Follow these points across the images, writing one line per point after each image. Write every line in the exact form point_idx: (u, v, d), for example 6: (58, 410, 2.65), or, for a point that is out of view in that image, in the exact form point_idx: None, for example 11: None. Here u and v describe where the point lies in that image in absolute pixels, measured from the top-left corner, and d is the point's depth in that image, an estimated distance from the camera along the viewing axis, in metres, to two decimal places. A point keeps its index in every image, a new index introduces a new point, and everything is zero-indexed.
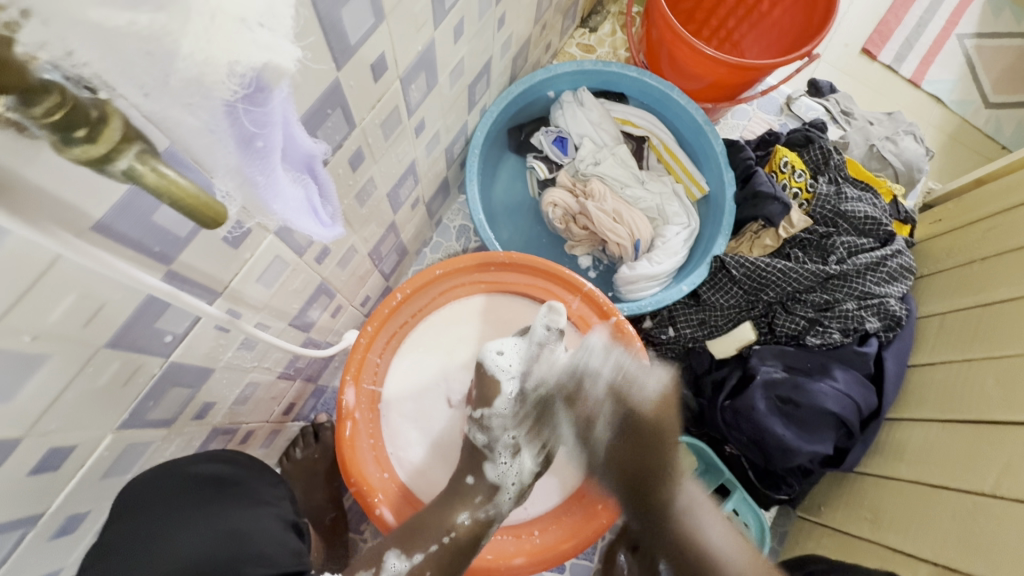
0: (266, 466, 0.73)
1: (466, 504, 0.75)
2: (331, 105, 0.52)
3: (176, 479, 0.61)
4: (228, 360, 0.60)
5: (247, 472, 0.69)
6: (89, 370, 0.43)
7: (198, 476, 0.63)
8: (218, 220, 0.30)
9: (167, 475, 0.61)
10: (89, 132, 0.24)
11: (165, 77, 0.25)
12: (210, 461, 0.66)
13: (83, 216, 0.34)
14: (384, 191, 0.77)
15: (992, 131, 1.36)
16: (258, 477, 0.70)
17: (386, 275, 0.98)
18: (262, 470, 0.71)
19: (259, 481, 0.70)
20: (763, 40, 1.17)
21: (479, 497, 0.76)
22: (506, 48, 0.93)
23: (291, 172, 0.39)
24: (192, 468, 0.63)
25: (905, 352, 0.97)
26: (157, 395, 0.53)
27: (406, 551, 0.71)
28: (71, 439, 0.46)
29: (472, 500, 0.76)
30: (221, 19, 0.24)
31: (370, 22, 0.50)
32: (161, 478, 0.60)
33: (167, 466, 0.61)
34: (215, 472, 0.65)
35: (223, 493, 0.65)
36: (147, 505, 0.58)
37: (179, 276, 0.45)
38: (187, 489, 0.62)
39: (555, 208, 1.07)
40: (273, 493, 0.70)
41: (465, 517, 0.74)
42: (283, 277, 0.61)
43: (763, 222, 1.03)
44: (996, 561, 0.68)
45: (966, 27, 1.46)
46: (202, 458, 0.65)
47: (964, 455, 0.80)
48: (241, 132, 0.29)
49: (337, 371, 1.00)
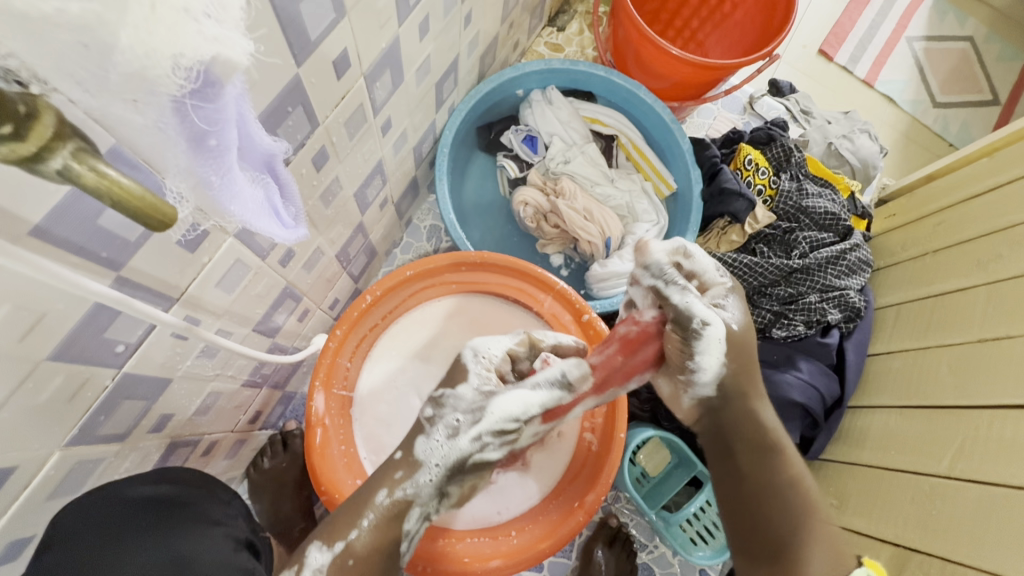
0: (216, 485, 0.68)
1: (388, 482, 0.62)
2: (291, 102, 0.50)
3: (113, 505, 0.56)
4: (187, 369, 0.58)
5: (197, 492, 0.64)
6: (29, 385, 0.40)
7: (138, 499, 0.59)
8: (167, 222, 0.28)
9: (108, 501, 0.56)
10: (16, 128, 0.22)
11: (104, 74, 0.23)
12: (157, 482, 0.61)
13: (19, 221, 0.32)
14: (350, 191, 0.75)
15: (941, 129, 1.43)
16: (207, 497, 0.65)
17: (355, 277, 0.95)
18: (213, 490, 0.67)
19: (209, 501, 0.65)
20: (726, 41, 1.20)
21: (401, 474, 0.62)
22: (474, 46, 0.92)
23: (250, 171, 0.38)
24: (134, 490, 0.59)
25: (864, 343, 1.01)
26: (108, 409, 0.50)
27: (328, 540, 0.60)
28: (11, 459, 0.43)
29: (394, 477, 0.62)
30: (162, 9, 0.23)
31: (330, 17, 0.48)
32: (98, 504, 0.56)
33: (111, 488, 0.57)
34: (159, 492, 0.60)
35: (171, 513, 0.60)
36: (83, 532, 0.53)
37: (129, 283, 0.43)
38: (127, 515, 0.57)
39: (526, 207, 1.06)
40: (223, 512, 0.65)
41: (383, 497, 0.62)
42: (244, 281, 0.58)
43: (729, 219, 1.06)
44: (955, 539, 0.72)
45: (915, 30, 1.53)
46: (144, 479, 0.61)
47: (922, 440, 0.83)
48: (191, 131, 0.28)
49: (305, 377, 0.97)
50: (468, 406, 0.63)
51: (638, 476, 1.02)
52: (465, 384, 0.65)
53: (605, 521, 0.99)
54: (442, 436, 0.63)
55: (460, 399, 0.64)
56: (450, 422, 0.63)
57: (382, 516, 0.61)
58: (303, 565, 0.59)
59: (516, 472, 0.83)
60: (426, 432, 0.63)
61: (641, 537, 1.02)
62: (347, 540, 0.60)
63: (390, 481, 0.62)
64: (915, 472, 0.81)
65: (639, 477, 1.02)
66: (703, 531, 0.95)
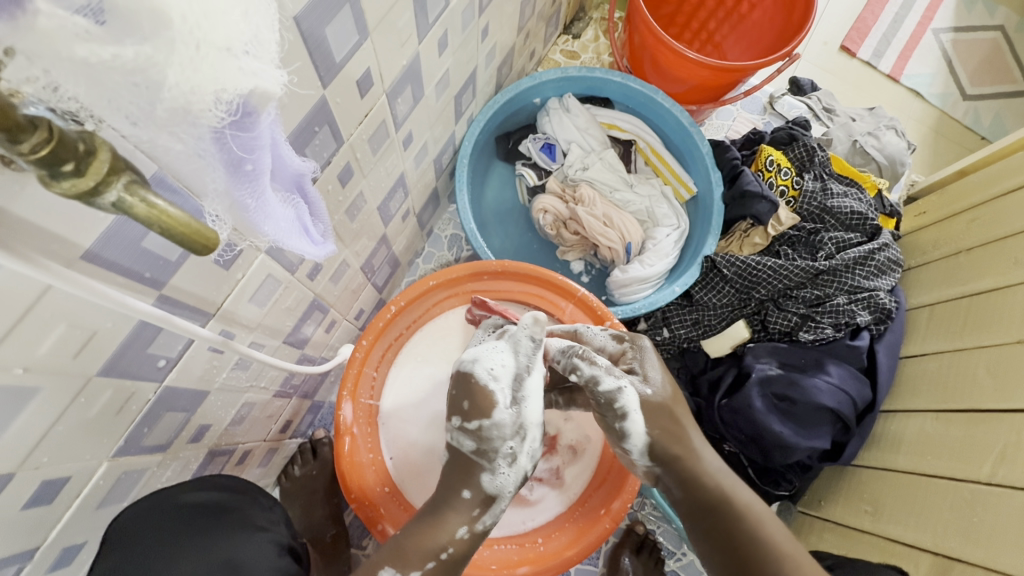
0: (259, 491, 0.71)
1: (466, 519, 0.63)
2: (318, 122, 0.52)
3: (170, 509, 0.60)
4: (223, 381, 0.60)
5: (243, 499, 0.67)
6: (81, 401, 0.42)
7: (189, 505, 0.62)
8: (209, 246, 0.29)
9: (161, 504, 0.59)
10: (77, 165, 0.24)
11: (151, 108, 0.25)
12: (205, 488, 0.65)
13: (71, 246, 0.34)
14: (374, 205, 0.77)
15: (971, 122, 1.39)
16: (250, 503, 0.68)
17: (379, 287, 0.98)
18: (255, 496, 0.70)
19: (253, 507, 0.68)
20: (743, 41, 1.19)
21: (478, 508, 0.64)
22: (491, 58, 0.93)
23: (281, 193, 0.39)
24: (187, 496, 0.62)
25: (897, 344, 0.98)
26: (151, 421, 0.52)
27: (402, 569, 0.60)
28: (63, 470, 0.45)
29: (472, 514, 0.63)
30: (206, 49, 0.24)
31: (354, 39, 0.50)
32: (155, 508, 0.59)
33: (163, 494, 0.60)
34: (208, 499, 0.64)
35: (216, 520, 0.63)
36: (143, 534, 0.57)
37: (170, 300, 0.45)
38: (181, 519, 0.60)
39: (546, 214, 1.07)
40: (268, 518, 0.68)
41: (463, 530, 0.62)
42: (275, 295, 0.61)
43: (751, 221, 1.04)
44: (997, 547, 0.69)
45: (941, 22, 1.49)
46: (198, 485, 0.64)
47: (962, 444, 0.80)
48: (229, 157, 0.29)
49: (332, 387, 0.99)
50: (513, 429, 0.63)
51: None
52: (500, 408, 0.63)
53: (631, 528, 0.99)
54: (504, 466, 0.63)
55: (503, 426, 0.63)
56: (506, 451, 0.63)
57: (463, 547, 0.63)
58: None
59: (550, 486, 0.83)
60: (489, 469, 0.64)
61: (669, 544, 1.01)
62: (425, 568, 0.61)
63: (468, 518, 0.63)
64: (955, 480, 0.78)
65: None
66: None
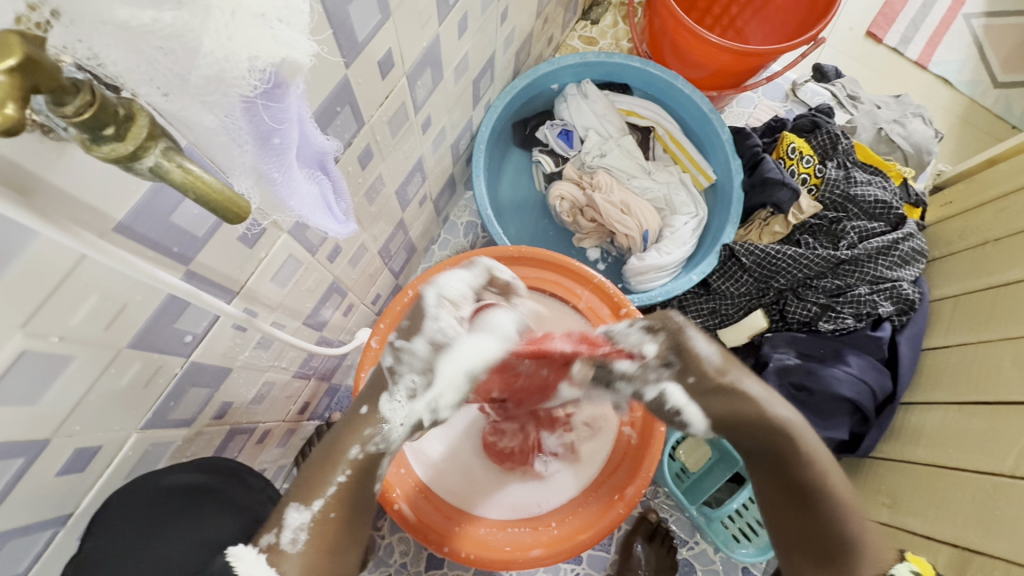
0: (243, 468, 0.69)
1: (358, 437, 0.60)
2: (340, 103, 0.52)
3: (150, 493, 0.58)
4: (245, 359, 0.61)
5: (227, 480, 0.65)
6: (112, 371, 0.43)
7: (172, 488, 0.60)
8: (240, 215, 0.29)
9: (143, 488, 0.57)
10: (117, 130, 0.24)
11: (185, 76, 0.25)
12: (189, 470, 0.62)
13: (105, 217, 0.35)
14: (392, 189, 0.77)
15: (1002, 110, 1.35)
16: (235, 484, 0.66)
17: (396, 273, 0.98)
18: (242, 476, 0.68)
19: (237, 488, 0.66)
20: (767, 26, 1.16)
21: (370, 429, 0.60)
22: (509, 42, 0.93)
23: (306, 170, 0.40)
24: (169, 478, 0.59)
25: (919, 336, 0.96)
26: (177, 395, 0.54)
27: (306, 499, 0.58)
28: (95, 439, 0.47)
29: (363, 433, 0.60)
30: (241, 15, 0.24)
31: (376, 18, 0.50)
32: (136, 492, 0.56)
33: (147, 476, 0.58)
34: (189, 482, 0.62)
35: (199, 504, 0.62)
36: (126, 524, 0.56)
37: (197, 276, 0.46)
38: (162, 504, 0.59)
39: (563, 201, 1.07)
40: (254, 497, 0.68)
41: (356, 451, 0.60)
42: (296, 276, 0.61)
43: (772, 210, 1.03)
44: (1022, 543, 0.67)
45: (972, 7, 1.44)
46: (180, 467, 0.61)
47: (985, 436, 0.79)
48: (259, 128, 0.30)
49: (349, 370, 1.01)
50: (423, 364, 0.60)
51: (677, 472, 1.01)
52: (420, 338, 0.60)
53: (644, 516, 0.99)
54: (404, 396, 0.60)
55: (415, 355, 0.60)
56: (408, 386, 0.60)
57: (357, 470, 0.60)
58: (283, 527, 0.57)
59: (563, 461, 0.85)
60: (388, 390, 0.60)
61: (681, 533, 1.00)
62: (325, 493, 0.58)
63: (362, 437, 0.60)
64: (975, 471, 0.77)
65: (679, 473, 1.02)
66: (745, 528, 0.94)
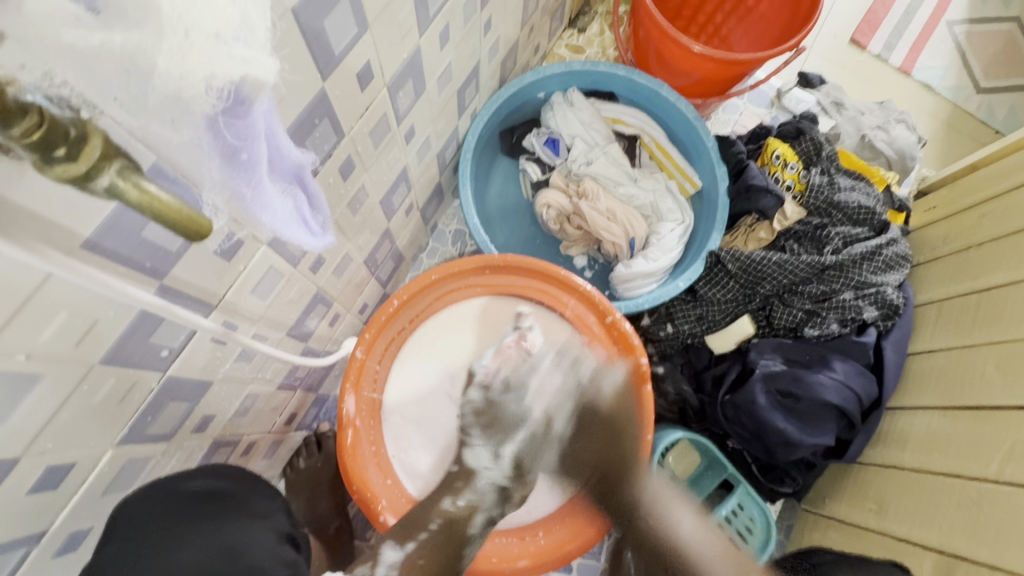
0: (259, 480, 0.71)
1: (451, 491, 0.76)
2: (318, 115, 0.52)
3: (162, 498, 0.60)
4: (226, 372, 0.60)
5: (241, 486, 0.68)
6: (84, 388, 0.43)
7: (191, 493, 0.63)
8: (202, 233, 0.30)
9: (160, 494, 0.60)
10: (69, 151, 0.24)
11: (144, 94, 0.25)
12: (203, 476, 0.65)
13: (71, 235, 0.35)
14: (377, 199, 0.77)
15: (985, 116, 1.36)
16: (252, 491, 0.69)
17: (384, 282, 0.98)
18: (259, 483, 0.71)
19: (255, 497, 0.69)
20: (751, 34, 1.18)
21: (461, 482, 0.78)
22: (494, 52, 0.93)
23: (280, 184, 0.40)
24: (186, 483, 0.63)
25: (904, 341, 0.97)
26: (155, 410, 0.53)
27: (400, 540, 0.72)
28: (68, 456, 0.46)
29: (455, 486, 0.77)
30: (195, 36, 0.24)
31: (353, 32, 0.50)
32: (153, 496, 0.59)
33: (163, 482, 0.61)
34: (210, 487, 0.65)
35: (220, 508, 0.64)
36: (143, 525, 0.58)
37: (171, 291, 0.45)
38: (181, 508, 0.61)
39: (549, 209, 1.07)
40: (268, 506, 0.69)
41: (450, 503, 0.75)
42: (278, 288, 0.61)
43: (757, 216, 1.04)
44: (1006, 549, 0.67)
45: (954, 13, 1.46)
46: (196, 473, 0.65)
47: (970, 442, 0.79)
48: (224, 146, 0.30)
49: (337, 380, 1.00)
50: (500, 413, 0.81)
51: None
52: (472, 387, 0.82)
53: None
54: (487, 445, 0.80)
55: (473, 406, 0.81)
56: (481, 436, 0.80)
57: (448, 520, 0.74)
58: (378, 562, 0.71)
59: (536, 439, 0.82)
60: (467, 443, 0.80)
61: None
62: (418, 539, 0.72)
63: (452, 491, 0.76)
64: (962, 477, 0.77)
65: None
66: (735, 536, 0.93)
